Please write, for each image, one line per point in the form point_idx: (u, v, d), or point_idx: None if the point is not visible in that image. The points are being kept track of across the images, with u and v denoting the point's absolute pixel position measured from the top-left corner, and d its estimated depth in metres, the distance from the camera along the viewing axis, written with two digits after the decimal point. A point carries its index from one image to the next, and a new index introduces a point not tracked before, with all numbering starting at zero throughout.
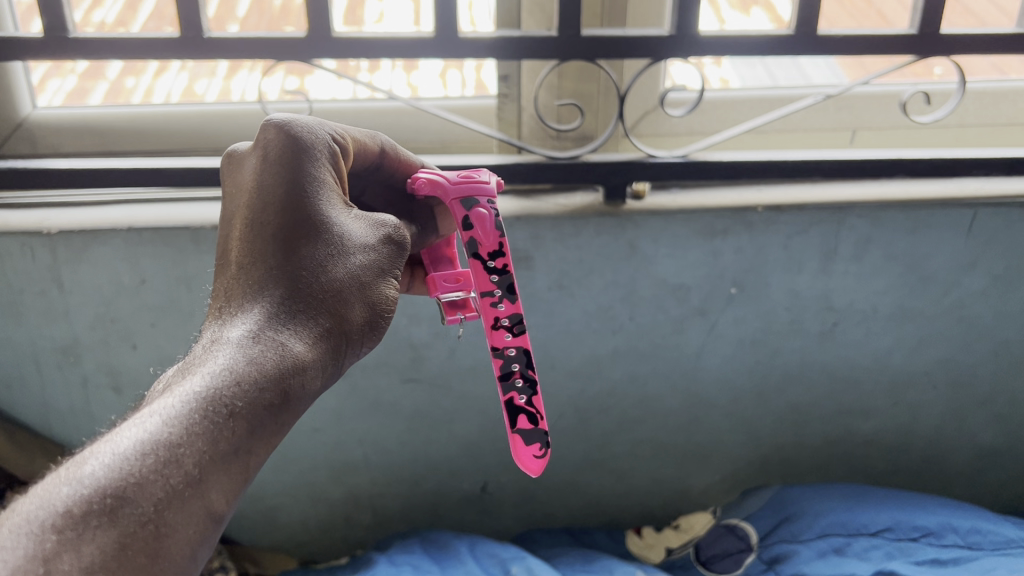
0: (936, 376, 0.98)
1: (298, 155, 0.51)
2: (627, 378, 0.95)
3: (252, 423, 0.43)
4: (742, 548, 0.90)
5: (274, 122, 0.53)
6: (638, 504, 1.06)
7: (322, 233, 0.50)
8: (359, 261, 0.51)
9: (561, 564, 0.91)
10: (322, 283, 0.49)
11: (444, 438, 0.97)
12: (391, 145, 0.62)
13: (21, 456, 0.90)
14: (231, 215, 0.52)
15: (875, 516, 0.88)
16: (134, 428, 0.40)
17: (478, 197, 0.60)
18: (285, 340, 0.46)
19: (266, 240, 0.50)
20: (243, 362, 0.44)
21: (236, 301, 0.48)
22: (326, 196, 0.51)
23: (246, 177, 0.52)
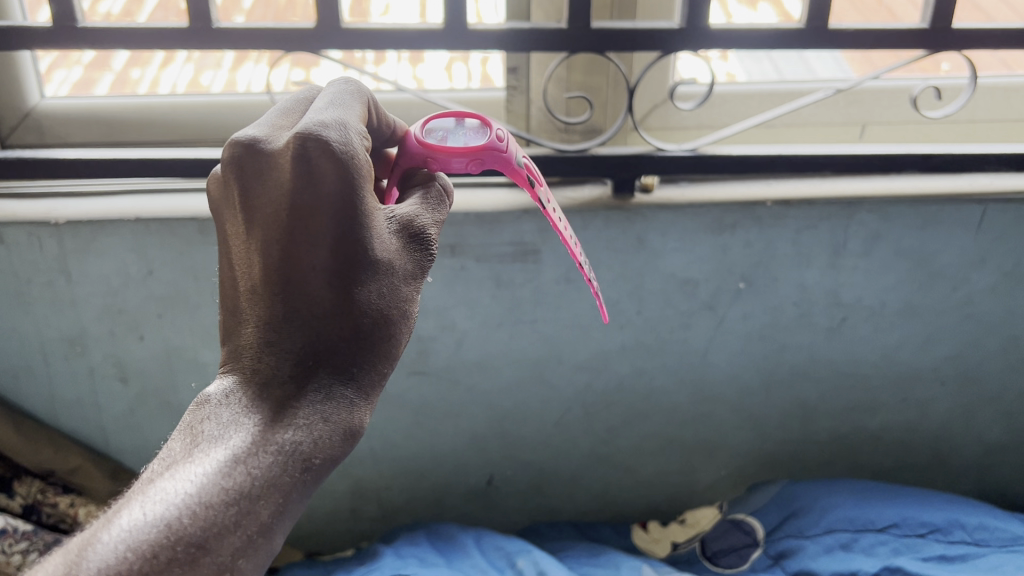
0: (944, 372, 0.97)
1: (354, 197, 0.43)
2: (634, 373, 0.95)
3: (321, 476, 0.44)
4: (749, 543, 0.90)
5: (320, 141, 0.42)
6: (644, 499, 1.06)
7: (380, 272, 0.46)
8: (413, 293, 0.48)
9: (567, 557, 0.91)
10: (379, 326, 0.46)
11: (450, 431, 0.97)
12: (372, 99, 0.53)
13: (26, 445, 0.91)
14: (259, 235, 0.44)
15: (882, 511, 0.87)
16: (214, 475, 0.40)
17: (516, 152, 0.60)
18: (349, 387, 0.46)
19: (316, 282, 0.44)
20: (314, 414, 0.44)
21: (286, 338, 0.45)
22: (377, 226, 0.45)
23: (278, 186, 0.44)
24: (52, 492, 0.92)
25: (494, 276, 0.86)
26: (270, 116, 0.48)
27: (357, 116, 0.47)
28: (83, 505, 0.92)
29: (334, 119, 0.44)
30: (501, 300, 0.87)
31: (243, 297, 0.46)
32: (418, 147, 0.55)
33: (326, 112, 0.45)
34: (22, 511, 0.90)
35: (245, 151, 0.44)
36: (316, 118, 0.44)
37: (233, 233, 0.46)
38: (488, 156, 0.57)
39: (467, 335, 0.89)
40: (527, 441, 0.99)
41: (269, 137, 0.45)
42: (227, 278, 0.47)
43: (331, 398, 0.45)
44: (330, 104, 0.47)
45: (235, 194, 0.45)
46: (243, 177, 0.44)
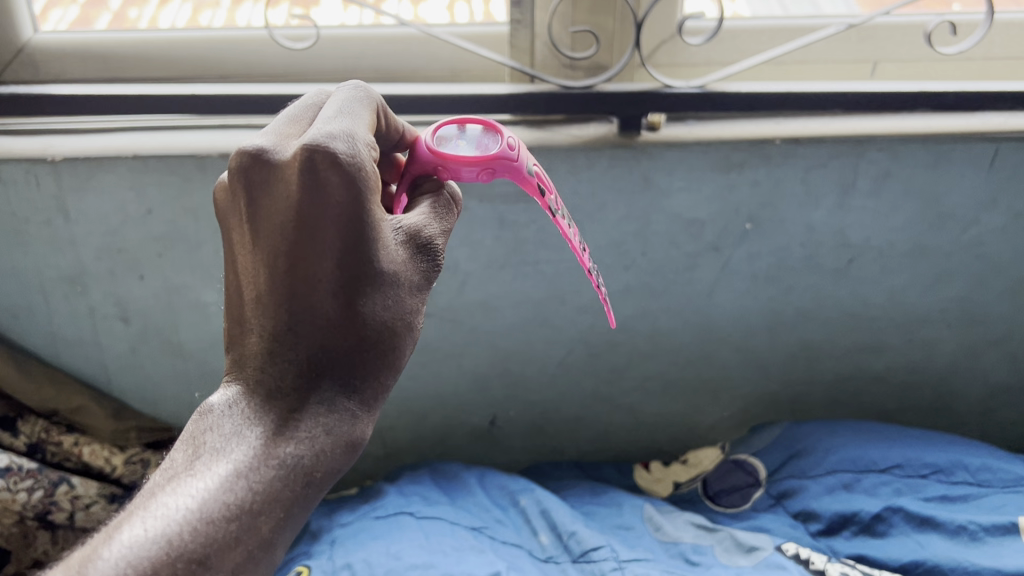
0: (951, 314, 0.97)
1: (361, 209, 0.43)
2: (638, 314, 0.94)
3: (320, 487, 0.45)
4: (750, 483, 0.90)
5: (327, 152, 0.42)
6: (646, 439, 1.06)
7: (385, 285, 0.46)
8: (417, 305, 0.48)
9: (569, 496, 0.91)
10: (380, 341, 0.46)
11: (453, 371, 0.97)
12: (382, 104, 0.53)
13: (31, 384, 0.91)
14: (266, 247, 0.45)
15: (885, 453, 0.87)
16: (216, 489, 0.41)
17: (533, 162, 0.58)
18: (350, 400, 0.47)
19: (320, 295, 0.45)
20: (316, 428, 0.45)
21: (290, 350, 0.46)
22: (384, 239, 0.46)
23: (286, 197, 0.44)
24: (56, 431, 0.92)
25: (498, 216, 0.85)
26: (279, 124, 0.47)
27: (365, 126, 0.47)
28: (88, 445, 0.93)
29: (341, 130, 0.44)
30: (504, 241, 0.86)
31: (249, 306, 0.46)
32: (429, 155, 0.54)
33: (334, 122, 0.45)
34: (27, 450, 0.90)
35: (252, 162, 0.44)
36: (322, 129, 0.44)
37: (240, 240, 0.46)
38: (500, 166, 0.55)
39: (469, 277, 0.89)
40: (530, 380, 0.99)
41: (276, 146, 0.45)
42: (233, 284, 0.47)
43: (333, 411, 0.46)
44: (339, 110, 0.47)
45: (243, 204, 0.45)
46: (252, 187, 0.45)
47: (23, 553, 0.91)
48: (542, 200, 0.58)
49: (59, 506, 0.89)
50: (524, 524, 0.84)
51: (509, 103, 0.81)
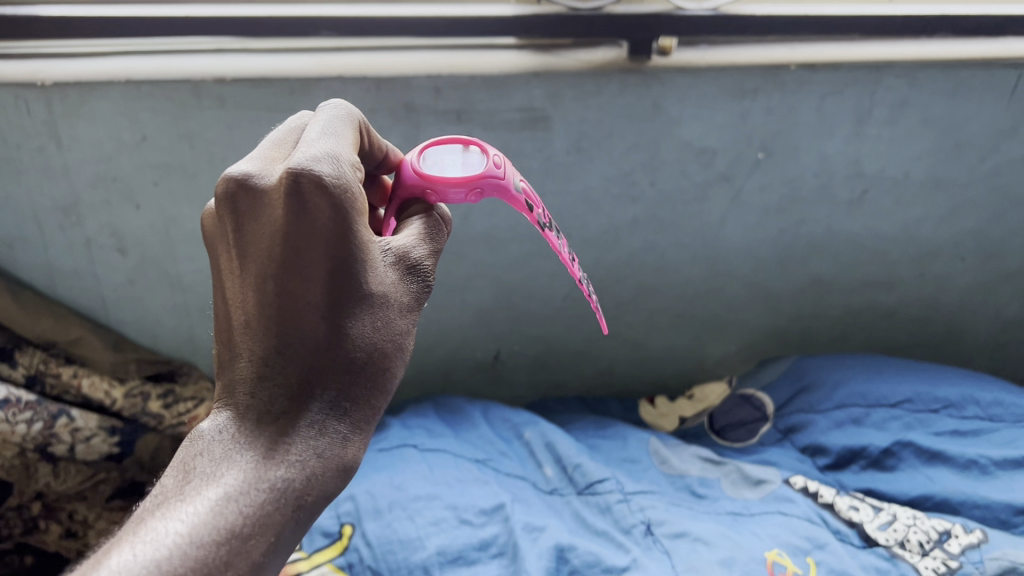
0: (965, 247, 0.95)
1: (350, 229, 0.40)
2: (646, 247, 0.92)
3: (311, 514, 0.41)
4: (758, 418, 0.89)
5: (312, 175, 0.39)
6: (651, 374, 1.05)
7: (373, 305, 0.42)
8: (408, 325, 0.44)
9: (574, 429, 0.90)
10: (373, 362, 0.42)
11: (456, 306, 0.95)
12: (363, 122, 0.49)
13: (27, 317, 0.88)
14: (253, 271, 0.41)
15: (896, 387, 0.86)
16: (205, 513, 0.37)
17: (520, 179, 0.54)
18: (343, 421, 0.42)
19: (310, 316, 0.41)
20: (307, 450, 0.41)
21: (280, 374, 0.41)
22: (371, 257, 0.42)
23: (270, 219, 0.40)
24: (54, 363, 0.90)
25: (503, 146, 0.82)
26: (264, 149, 0.44)
27: (350, 148, 0.43)
28: (87, 377, 0.91)
29: (325, 152, 0.41)
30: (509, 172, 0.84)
31: (235, 332, 0.42)
32: (413, 177, 0.51)
33: (319, 142, 0.42)
34: (26, 382, 0.88)
35: (236, 187, 0.41)
36: (305, 152, 0.40)
37: (225, 266, 0.43)
38: (487, 185, 0.52)
39: (473, 209, 0.86)
40: (535, 315, 0.98)
41: (263, 172, 0.41)
42: (220, 313, 0.43)
43: (325, 433, 0.41)
44: (323, 132, 0.44)
45: (228, 227, 0.42)
46: (238, 216, 0.41)
47: (24, 485, 0.91)
48: (531, 217, 0.55)
49: (59, 439, 0.89)
50: (529, 458, 0.83)
51: (514, 25, 0.78)
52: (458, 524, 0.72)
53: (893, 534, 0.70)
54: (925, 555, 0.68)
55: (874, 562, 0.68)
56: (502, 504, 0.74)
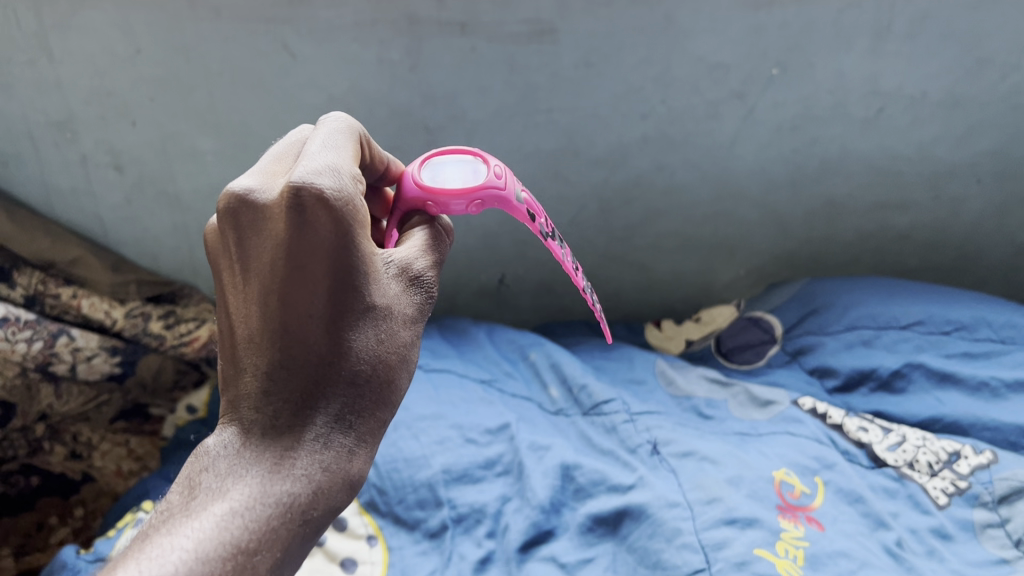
0: (982, 168, 0.92)
1: (351, 243, 0.40)
2: (655, 168, 0.90)
3: (316, 529, 0.40)
4: (766, 340, 0.88)
5: (314, 189, 0.39)
6: (659, 299, 1.04)
7: (375, 318, 0.42)
8: (412, 337, 0.44)
9: (580, 352, 0.90)
10: (377, 377, 0.42)
11: (461, 228, 0.93)
12: (364, 131, 0.49)
13: (23, 234, 0.87)
14: (257, 286, 0.41)
15: (907, 308, 0.84)
16: (208, 530, 0.36)
17: (522, 191, 0.54)
18: (349, 435, 0.41)
19: (314, 330, 0.40)
20: (312, 464, 0.40)
21: (285, 389, 0.41)
22: (373, 271, 0.42)
23: (272, 234, 0.40)
24: (53, 284, 0.88)
25: (509, 60, 0.79)
26: (265, 163, 0.44)
27: (351, 158, 0.43)
28: (87, 298, 0.89)
29: (326, 163, 0.40)
30: (515, 87, 0.81)
31: (238, 346, 0.42)
32: (415, 190, 0.50)
33: (318, 155, 0.41)
34: (25, 303, 0.86)
35: (238, 204, 0.41)
36: (306, 165, 0.40)
37: (228, 281, 0.43)
38: (488, 196, 0.51)
39: (478, 126, 0.84)
40: (541, 238, 0.96)
41: (264, 185, 0.41)
42: (224, 328, 0.43)
43: (330, 447, 0.41)
44: (325, 141, 0.43)
45: (231, 243, 0.42)
46: (240, 233, 0.41)
47: (28, 405, 0.90)
48: (533, 226, 0.54)
49: (60, 358, 0.87)
50: (534, 378, 0.83)
51: None
52: (463, 443, 0.73)
53: (903, 456, 0.70)
54: (933, 475, 0.68)
55: (882, 483, 0.68)
56: (508, 424, 0.75)
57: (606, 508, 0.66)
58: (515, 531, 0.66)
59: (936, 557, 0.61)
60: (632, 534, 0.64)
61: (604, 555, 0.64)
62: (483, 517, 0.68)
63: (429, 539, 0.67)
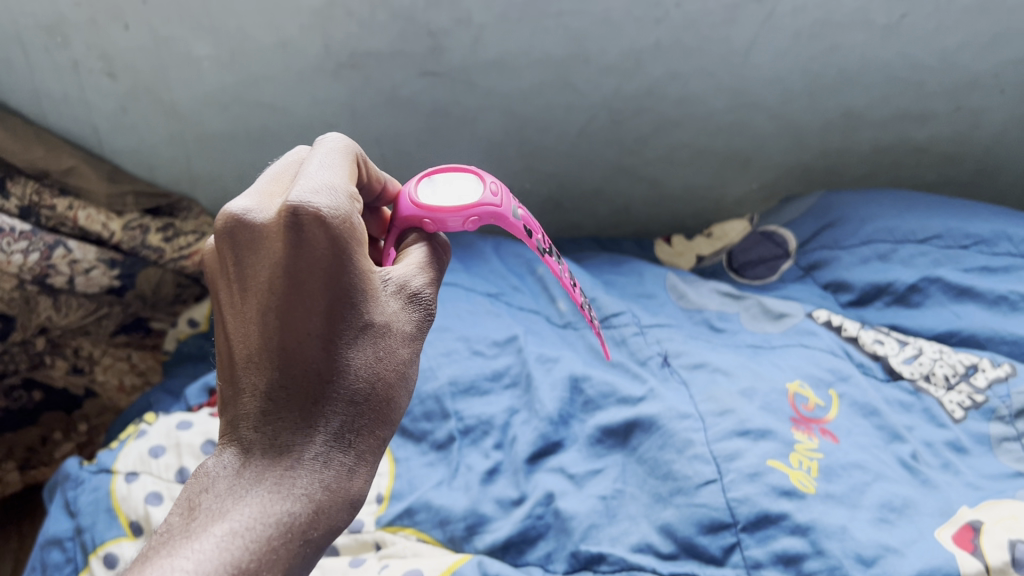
0: (1006, 78, 0.88)
1: (347, 259, 0.39)
2: (668, 76, 0.86)
3: (317, 550, 0.39)
4: (779, 255, 0.87)
5: (311, 208, 0.38)
6: (669, 214, 1.02)
7: (373, 336, 0.41)
8: (412, 356, 0.42)
9: (589, 265, 0.88)
10: (376, 394, 0.41)
11: (466, 140, 0.92)
12: (363, 158, 0.48)
13: (16, 143, 0.84)
14: (254, 306, 0.40)
15: (925, 223, 0.82)
16: (208, 549, 0.35)
17: (520, 209, 0.51)
18: (348, 453, 0.40)
19: (312, 348, 0.39)
20: (312, 482, 0.39)
21: (284, 408, 0.40)
22: (369, 287, 0.41)
23: (269, 253, 0.39)
24: (48, 195, 0.85)
25: None
26: (264, 181, 0.43)
27: (348, 178, 0.42)
28: (83, 210, 0.86)
29: (321, 182, 0.40)
30: None
31: (237, 367, 0.41)
32: (412, 209, 0.48)
33: (315, 173, 0.41)
34: (20, 213, 0.84)
35: (235, 224, 0.40)
36: (302, 182, 0.39)
37: (225, 303, 0.41)
38: (485, 214, 0.49)
39: (483, 31, 0.80)
40: (549, 150, 0.93)
41: (262, 205, 0.40)
42: (222, 350, 0.42)
43: (330, 466, 0.39)
44: (321, 160, 0.43)
45: (228, 264, 0.41)
46: (237, 250, 0.40)
47: (27, 319, 0.88)
48: (532, 244, 0.52)
49: (57, 271, 0.85)
50: (542, 292, 0.81)
51: None
52: (470, 355, 0.72)
53: (919, 369, 0.68)
54: (950, 389, 0.67)
55: (897, 396, 0.67)
56: (515, 336, 0.74)
57: (616, 419, 0.65)
58: (523, 442, 0.65)
59: (951, 471, 0.60)
60: (641, 445, 0.63)
61: (613, 466, 0.63)
62: (490, 429, 0.67)
63: (436, 450, 0.66)
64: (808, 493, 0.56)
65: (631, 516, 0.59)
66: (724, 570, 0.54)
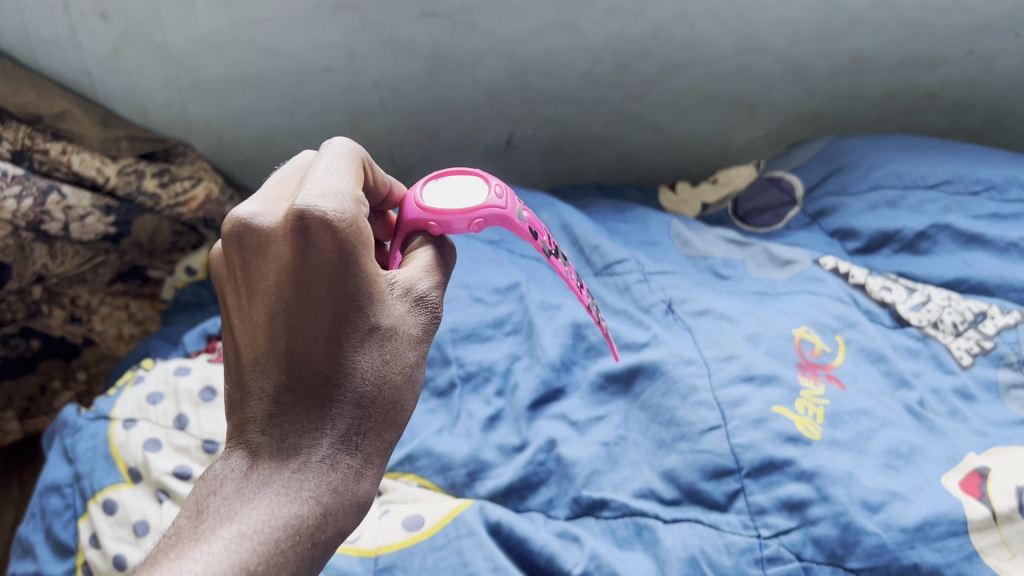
0: (1020, 21, 0.86)
1: (355, 262, 0.38)
2: (675, 18, 0.84)
3: (323, 555, 0.36)
4: (785, 202, 0.85)
5: (317, 212, 0.37)
6: (674, 162, 1.01)
7: (381, 338, 0.39)
8: (420, 360, 0.41)
9: (592, 212, 0.86)
10: (384, 396, 0.39)
11: (467, 84, 0.90)
12: (372, 167, 0.46)
13: (7, 86, 0.80)
14: (261, 309, 0.38)
15: (935, 169, 0.80)
16: (215, 550, 0.33)
17: (526, 211, 0.49)
18: (355, 455, 0.38)
19: (320, 350, 0.38)
20: (320, 485, 0.37)
21: (291, 410, 0.38)
22: (377, 289, 0.39)
23: (276, 257, 0.38)
24: (41, 138, 0.81)
25: None
26: (272, 184, 0.41)
27: (357, 184, 0.41)
28: (77, 154, 0.83)
29: (327, 186, 0.39)
30: None
31: (243, 371, 0.39)
32: (416, 211, 0.46)
33: (321, 177, 0.39)
34: (12, 159, 0.80)
35: (240, 228, 0.38)
36: (309, 186, 0.38)
37: (231, 309, 0.40)
38: (490, 216, 0.46)
39: None
40: (551, 94, 0.92)
41: (269, 208, 0.39)
42: (229, 356, 0.40)
43: (337, 468, 0.37)
44: (328, 162, 0.41)
45: (235, 269, 0.39)
46: (243, 255, 0.39)
47: (23, 268, 0.86)
48: (538, 248, 0.49)
49: (52, 217, 0.83)
50: None
51: None
52: (472, 302, 0.72)
53: (926, 316, 0.67)
54: (958, 335, 0.66)
55: (904, 342, 0.66)
56: (517, 283, 0.73)
57: (619, 366, 0.64)
58: (525, 388, 0.65)
59: (958, 418, 0.60)
60: (645, 391, 0.62)
61: (616, 413, 0.63)
62: (491, 375, 0.67)
63: (437, 397, 0.66)
64: (814, 439, 0.55)
65: (633, 462, 0.59)
66: (727, 515, 0.54)
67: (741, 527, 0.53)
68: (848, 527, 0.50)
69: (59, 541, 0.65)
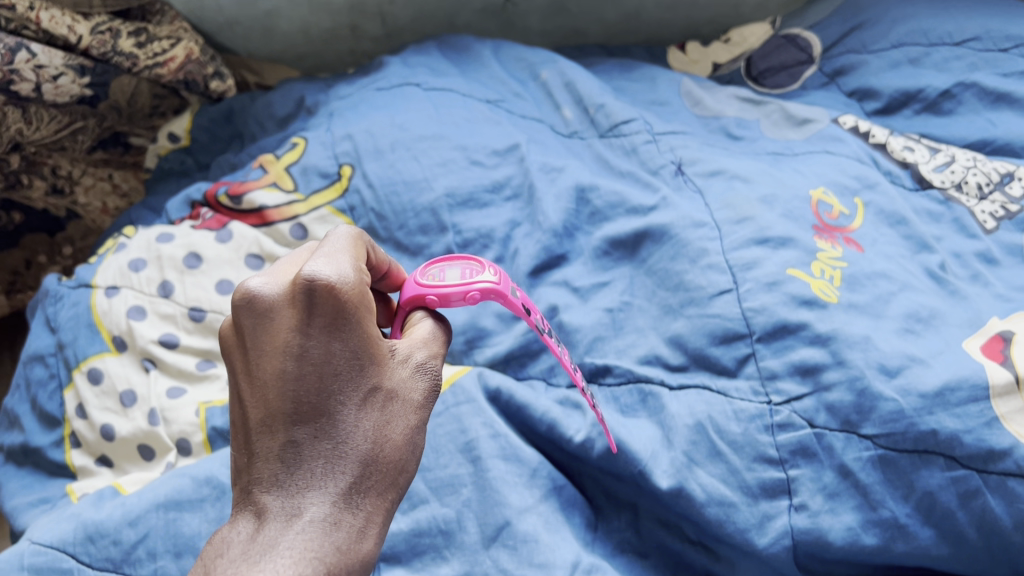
0: None
1: (359, 323, 0.37)
2: None
3: None
4: (802, 61, 0.80)
5: (322, 278, 0.36)
6: (682, 22, 0.95)
7: (383, 399, 0.37)
8: (421, 426, 0.38)
9: (597, 72, 0.81)
10: (388, 455, 0.36)
11: None
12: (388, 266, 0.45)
13: None
14: (268, 369, 0.36)
15: (963, 24, 0.74)
16: None
17: (520, 289, 0.47)
18: (357, 513, 0.35)
19: (322, 408, 0.36)
20: (323, 541, 0.33)
21: (293, 470, 0.35)
22: (380, 350, 0.38)
23: (284, 322, 0.37)
24: None
25: None
26: (281, 262, 0.41)
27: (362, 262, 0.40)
28: (46, 10, 0.77)
29: (333, 256, 0.38)
30: None
31: (248, 434, 0.36)
32: (414, 288, 0.44)
33: (327, 251, 0.39)
34: None
35: (247, 298, 0.37)
36: (316, 257, 0.38)
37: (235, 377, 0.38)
38: (488, 293, 0.45)
39: None
40: None
41: (276, 281, 0.38)
42: (234, 426, 0.38)
43: (339, 526, 0.34)
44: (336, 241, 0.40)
45: (241, 341, 0.38)
46: (248, 326, 0.37)
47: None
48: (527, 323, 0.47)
49: (21, 77, 0.76)
50: (546, 99, 0.75)
51: None
52: (469, 166, 0.67)
53: (950, 178, 0.64)
54: (982, 199, 0.62)
55: (926, 206, 0.62)
56: (517, 145, 0.68)
57: (625, 230, 0.61)
58: (525, 256, 0.62)
59: (980, 283, 0.57)
60: (651, 257, 0.59)
61: (621, 279, 0.60)
62: (490, 243, 0.63)
63: None
64: (830, 303, 0.52)
65: (639, 328, 0.57)
66: (737, 381, 0.52)
67: (751, 393, 0.51)
68: (864, 393, 0.48)
69: (45, 411, 0.63)
